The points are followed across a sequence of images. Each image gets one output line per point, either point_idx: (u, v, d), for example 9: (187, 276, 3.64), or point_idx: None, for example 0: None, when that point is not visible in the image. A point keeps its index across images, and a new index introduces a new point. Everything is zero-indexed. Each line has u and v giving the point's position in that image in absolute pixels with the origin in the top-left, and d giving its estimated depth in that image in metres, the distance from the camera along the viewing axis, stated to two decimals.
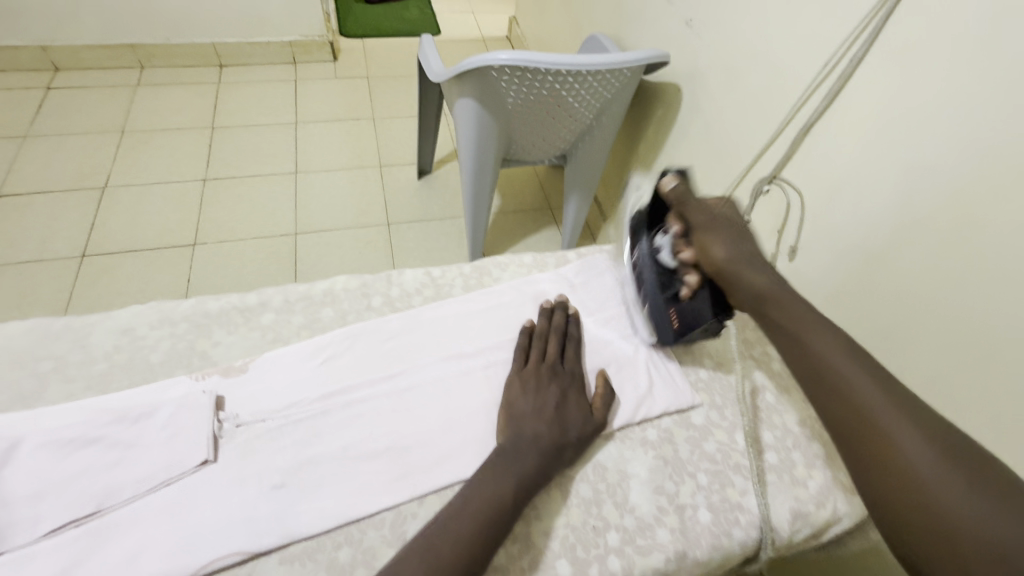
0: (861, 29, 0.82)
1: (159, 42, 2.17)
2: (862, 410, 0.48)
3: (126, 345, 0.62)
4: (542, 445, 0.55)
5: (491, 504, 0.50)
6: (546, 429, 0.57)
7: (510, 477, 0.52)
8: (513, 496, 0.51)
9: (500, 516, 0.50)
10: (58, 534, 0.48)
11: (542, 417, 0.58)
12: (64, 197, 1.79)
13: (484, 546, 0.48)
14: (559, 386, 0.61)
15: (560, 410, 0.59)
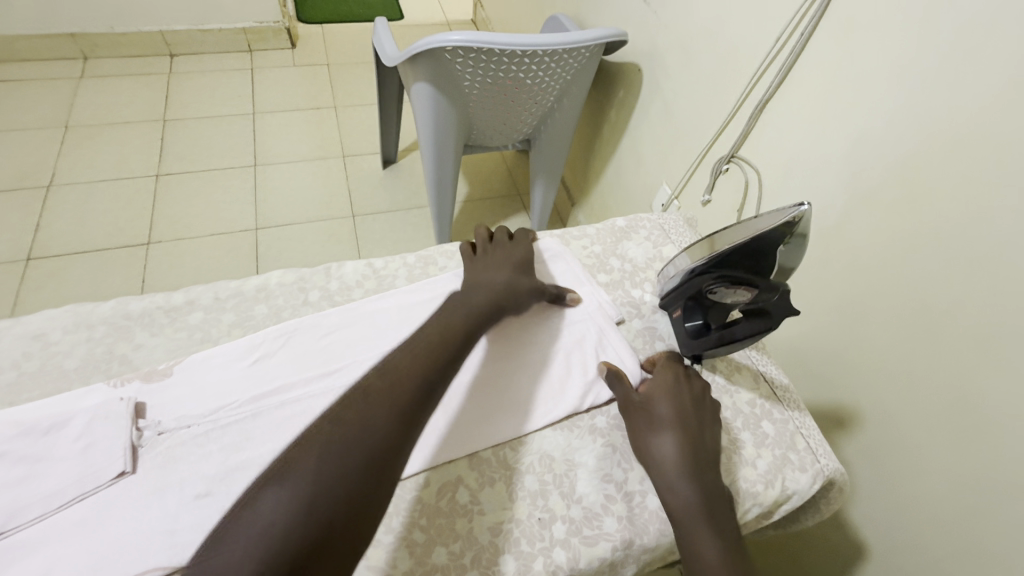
0: (809, 3, 0.81)
1: (102, 31, 2.05)
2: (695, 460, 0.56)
3: (37, 353, 0.58)
4: (503, 288, 0.65)
5: (423, 364, 0.53)
6: (506, 277, 0.67)
7: (432, 341, 0.55)
8: (440, 358, 0.54)
9: (431, 371, 0.52)
10: None
11: (502, 270, 0.68)
12: (5, 197, 1.70)
13: (417, 395, 0.50)
14: (506, 251, 0.71)
15: (520, 268, 0.69)
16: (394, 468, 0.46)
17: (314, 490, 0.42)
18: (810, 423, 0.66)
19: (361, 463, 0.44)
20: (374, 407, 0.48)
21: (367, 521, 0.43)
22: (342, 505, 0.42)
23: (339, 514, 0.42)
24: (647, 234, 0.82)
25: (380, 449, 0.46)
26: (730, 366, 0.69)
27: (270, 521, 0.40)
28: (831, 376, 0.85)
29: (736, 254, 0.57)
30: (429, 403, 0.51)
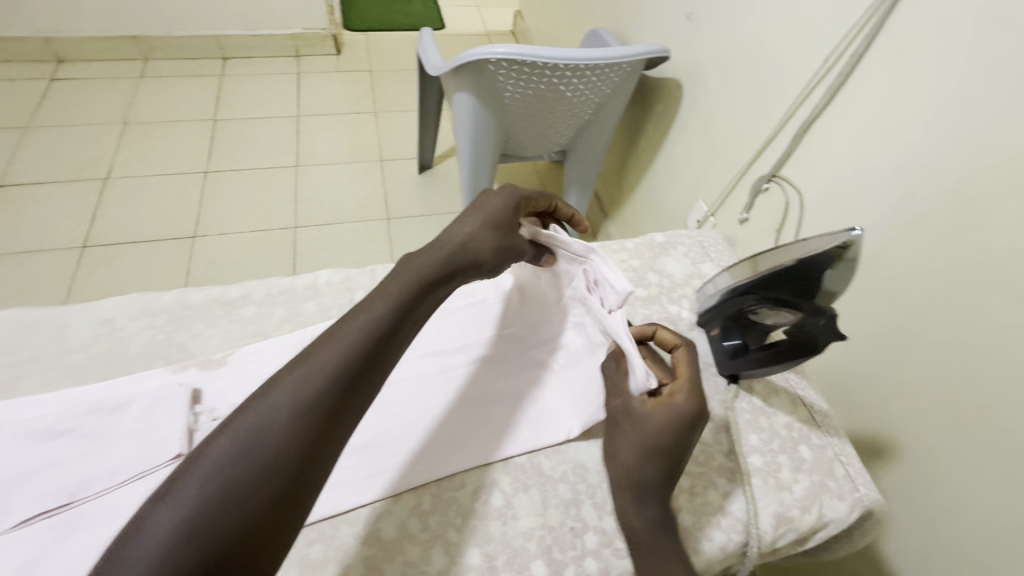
0: (860, 27, 0.81)
1: (162, 34, 2.17)
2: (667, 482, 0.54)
3: (104, 336, 0.61)
4: (475, 249, 0.57)
5: (341, 351, 0.45)
6: (477, 235, 0.58)
7: (356, 324, 0.47)
8: (367, 339, 0.46)
9: (349, 359, 0.45)
10: (27, 526, 0.48)
11: (477, 227, 0.58)
12: (67, 188, 1.80)
13: (336, 388, 0.43)
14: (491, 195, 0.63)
15: (500, 229, 0.60)
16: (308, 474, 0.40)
17: (211, 507, 0.36)
18: (850, 451, 0.64)
19: (262, 476, 0.38)
20: (279, 405, 0.41)
21: (274, 538, 0.38)
22: (252, 512, 0.37)
23: (250, 527, 0.37)
24: (686, 250, 0.82)
25: (289, 455, 0.40)
26: (767, 388, 0.68)
27: (161, 543, 0.34)
28: (869, 403, 0.83)
29: (779, 277, 0.56)
30: (351, 396, 0.44)
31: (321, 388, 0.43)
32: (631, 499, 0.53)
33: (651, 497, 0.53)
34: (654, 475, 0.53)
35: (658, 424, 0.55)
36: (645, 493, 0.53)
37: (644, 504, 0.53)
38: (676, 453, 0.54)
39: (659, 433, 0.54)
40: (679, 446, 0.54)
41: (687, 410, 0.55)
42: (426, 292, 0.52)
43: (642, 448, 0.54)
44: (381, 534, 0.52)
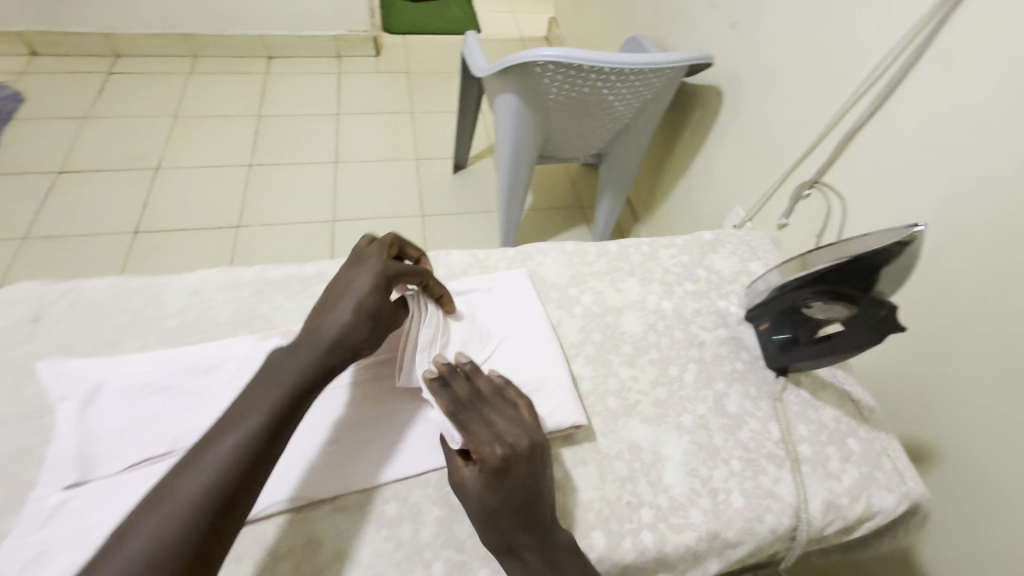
0: (910, 36, 0.82)
1: (212, 33, 2.25)
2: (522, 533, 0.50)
3: (195, 304, 0.67)
4: (353, 343, 0.56)
5: (258, 426, 0.48)
6: (348, 325, 0.56)
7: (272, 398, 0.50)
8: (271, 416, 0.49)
9: (266, 433, 0.48)
10: (137, 469, 0.53)
11: (350, 313, 0.56)
12: (119, 176, 1.85)
13: (248, 462, 0.46)
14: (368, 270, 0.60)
15: (366, 312, 0.57)
16: (223, 544, 0.43)
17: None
18: (897, 447, 0.66)
19: (185, 539, 0.41)
20: (198, 478, 0.44)
21: None
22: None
23: None
24: (733, 249, 0.85)
25: (200, 530, 0.42)
26: (815, 383, 0.70)
27: None
28: (910, 407, 0.83)
29: (837, 271, 0.58)
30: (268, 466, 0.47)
31: (234, 466, 0.45)
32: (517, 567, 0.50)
33: (520, 552, 0.50)
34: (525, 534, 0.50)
35: (493, 482, 0.51)
36: (523, 557, 0.50)
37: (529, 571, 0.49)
38: (529, 499, 0.51)
39: (496, 492, 0.50)
40: (530, 491, 0.51)
41: (514, 453, 0.52)
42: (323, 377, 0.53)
43: (496, 512, 0.50)
44: (452, 496, 0.56)
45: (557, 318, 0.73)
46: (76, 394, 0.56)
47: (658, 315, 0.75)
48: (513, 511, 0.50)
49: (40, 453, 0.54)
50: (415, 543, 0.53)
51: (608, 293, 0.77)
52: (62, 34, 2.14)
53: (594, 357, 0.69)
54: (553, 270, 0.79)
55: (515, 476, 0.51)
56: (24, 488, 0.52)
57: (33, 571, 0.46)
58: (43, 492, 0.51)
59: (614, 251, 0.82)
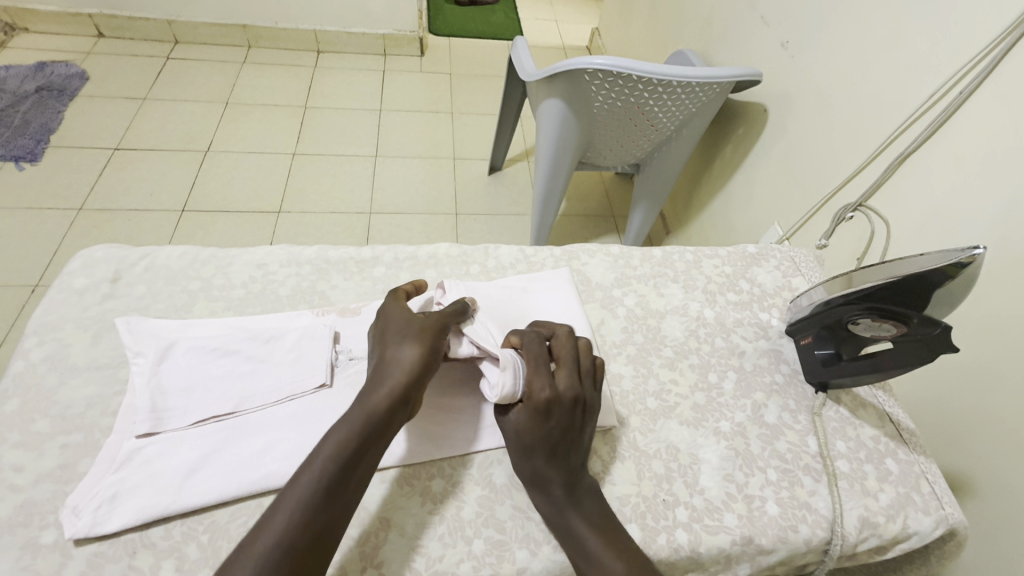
0: (974, 63, 0.80)
1: (267, 25, 2.28)
2: (558, 459, 0.55)
3: (259, 277, 0.71)
4: (397, 358, 0.54)
5: (313, 475, 0.47)
6: (404, 355, 0.54)
7: (327, 443, 0.49)
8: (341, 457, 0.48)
9: (322, 482, 0.47)
10: (203, 425, 0.56)
11: (392, 340, 0.56)
12: (173, 155, 1.89)
13: (318, 508, 0.46)
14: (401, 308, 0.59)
15: (401, 328, 0.57)
16: None
17: None
18: (936, 471, 0.66)
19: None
20: (269, 527, 0.45)
21: None
22: None
23: None
24: (777, 264, 0.86)
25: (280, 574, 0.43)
26: (853, 401, 0.70)
27: None
28: (945, 438, 0.82)
29: (887, 290, 0.59)
30: (331, 507, 0.47)
31: (304, 514, 0.46)
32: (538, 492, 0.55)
33: (551, 474, 0.54)
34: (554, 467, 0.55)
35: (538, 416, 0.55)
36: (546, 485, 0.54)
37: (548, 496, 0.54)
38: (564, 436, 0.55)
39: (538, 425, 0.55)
40: (567, 431, 0.56)
41: (561, 397, 0.56)
42: (394, 413, 0.52)
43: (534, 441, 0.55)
44: (493, 478, 0.58)
45: (601, 316, 0.75)
46: (151, 352, 0.60)
47: (700, 323, 0.76)
48: (553, 442, 0.55)
49: (117, 404, 0.58)
50: (456, 518, 0.55)
51: (651, 297, 0.79)
52: (128, 18, 2.19)
53: (636, 358, 0.71)
54: (597, 271, 0.81)
55: (558, 415, 0.55)
56: (100, 435, 0.56)
57: (107, 511, 0.50)
58: (117, 439, 0.55)
59: (659, 257, 0.84)
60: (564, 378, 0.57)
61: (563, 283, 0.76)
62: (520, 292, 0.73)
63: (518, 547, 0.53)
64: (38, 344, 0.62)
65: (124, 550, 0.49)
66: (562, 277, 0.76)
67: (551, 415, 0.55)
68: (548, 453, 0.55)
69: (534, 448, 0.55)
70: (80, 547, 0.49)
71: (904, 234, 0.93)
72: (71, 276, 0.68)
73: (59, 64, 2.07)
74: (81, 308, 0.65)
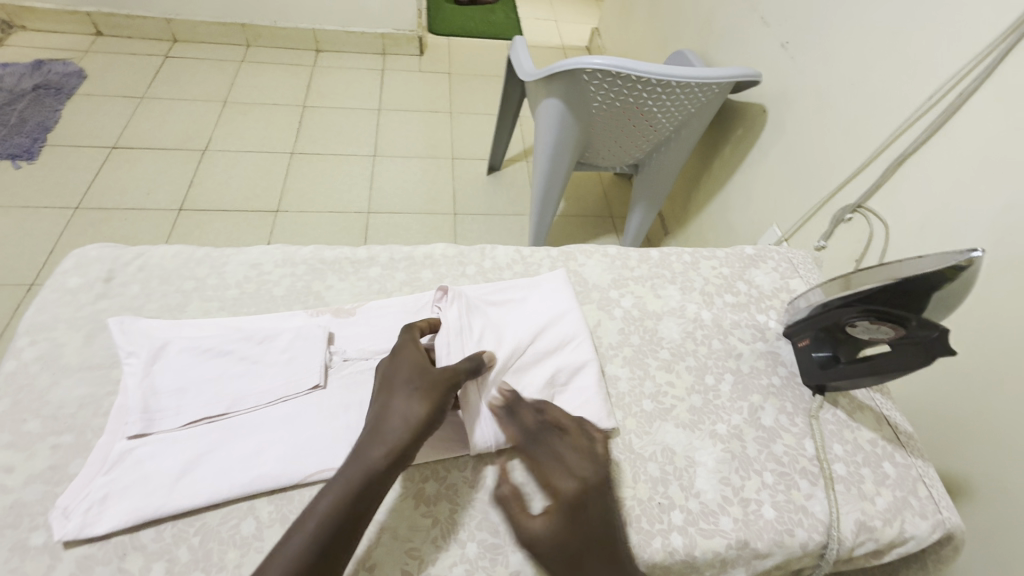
0: (973, 65, 0.80)
1: (266, 24, 2.27)
2: (609, 569, 0.50)
3: (254, 277, 0.71)
4: (405, 413, 0.53)
5: (304, 536, 0.45)
6: (410, 409, 0.53)
7: (323, 499, 0.47)
8: (336, 514, 0.47)
9: (316, 538, 0.45)
10: (195, 427, 0.56)
11: (400, 391, 0.54)
12: (171, 154, 1.88)
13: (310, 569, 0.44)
14: (415, 354, 0.58)
15: (412, 377, 0.55)
16: None
17: None
18: (933, 475, 0.65)
19: None
20: None
21: None
22: None
23: None
24: (775, 265, 0.86)
25: None
26: (851, 404, 0.70)
27: None
28: (943, 441, 0.81)
29: (884, 292, 0.59)
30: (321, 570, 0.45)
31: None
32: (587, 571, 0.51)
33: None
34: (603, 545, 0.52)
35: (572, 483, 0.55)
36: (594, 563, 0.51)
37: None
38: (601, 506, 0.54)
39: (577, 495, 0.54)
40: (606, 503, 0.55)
41: (587, 484, 0.55)
42: (393, 467, 0.51)
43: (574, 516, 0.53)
44: (487, 481, 0.58)
45: (597, 318, 0.75)
46: (144, 352, 0.59)
47: (697, 324, 0.76)
48: (595, 543, 0.51)
49: (109, 404, 0.58)
50: (450, 521, 0.55)
51: (648, 299, 0.78)
52: (127, 17, 2.19)
53: (632, 360, 0.71)
54: (594, 273, 0.80)
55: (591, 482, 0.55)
56: (91, 435, 0.55)
57: (96, 512, 0.49)
58: (109, 440, 0.54)
59: (656, 258, 0.84)
60: (583, 469, 0.56)
61: (559, 284, 0.75)
62: (518, 295, 0.73)
63: (512, 550, 0.53)
64: (30, 343, 0.61)
65: (114, 552, 0.49)
66: (558, 278, 0.76)
67: (581, 513, 0.53)
68: (596, 562, 0.50)
69: (578, 561, 0.50)
70: (70, 549, 0.48)
71: (902, 235, 0.93)
72: (64, 275, 0.68)
73: (56, 62, 2.07)
74: (75, 307, 0.65)
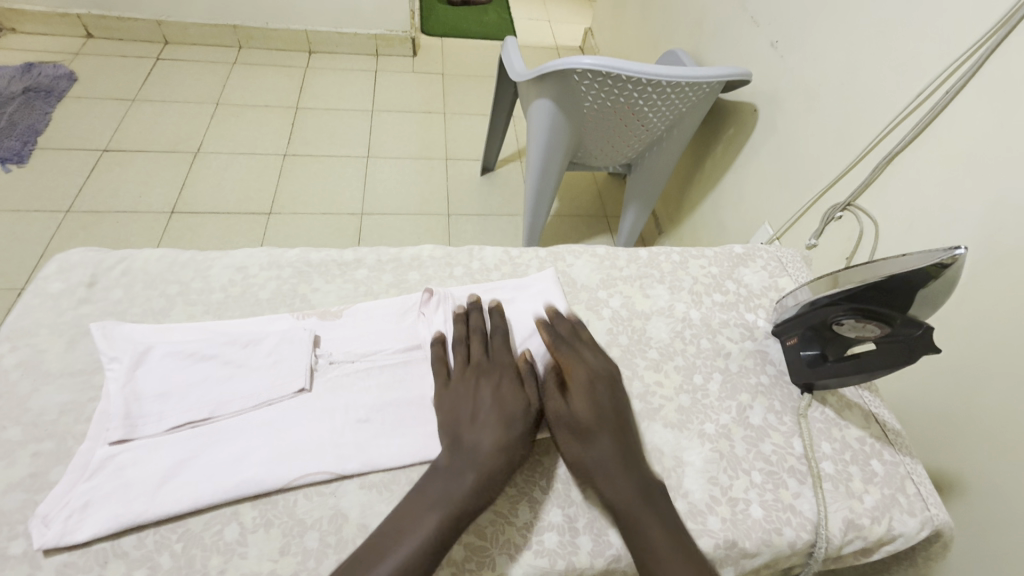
0: (959, 63, 0.80)
1: (258, 25, 2.26)
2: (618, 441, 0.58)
3: (239, 280, 0.70)
4: (456, 411, 0.57)
5: (399, 561, 0.46)
6: (498, 443, 0.55)
7: (419, 528, 0.49)
8: (430, 544, 0.48)
9: (409, 567, 0.46)
10: (178, 432, 0.55)
11: (447, 400, 0.58)
12: (162, 156, 1.87)
13: None
14: (491, 383, 0.59)
15: (496, 409, 0.57)
16: None
17: None
18: (922, 472, 0.65)
19: None
20: None
21: None
22: None
23: None
24: (764, 263, 0.86)
25: None
26: (839, 402, 0.70)
27: None
28: (933, 437, 0.81)
29: (870, 289, 0.59)
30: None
31: None
32: (599, 475, 0.55)
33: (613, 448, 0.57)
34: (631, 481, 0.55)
35: (578, 388, 0.60)
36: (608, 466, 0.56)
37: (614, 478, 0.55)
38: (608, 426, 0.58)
39: (579, 398, 0.59)
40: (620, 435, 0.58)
41: (599, 373, 0.62)
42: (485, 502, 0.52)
43: (596, 456, 0.56)
44: None
45: (586, 318, 0.74)
46: (126, 356, 0.59)
47: (686, 324, 0.76)
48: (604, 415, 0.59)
49: (91, 410, 0.57)
50: None
51: (636, 298, 0.78)
52: (117, 19, 2.17)
53: (621, 360, 0.71)
54: (582, 273, 0.80)
55: (600, 406, 0.59)
56: (73, 442, 0.55)
57: (77, 520, 0.49)
58: (90, 446, 0.54)
59: (645, 258, 0.83)
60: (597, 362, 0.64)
61: (548, 284, 0.74)
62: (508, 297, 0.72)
63: (499, 553, 0.53)
64: (11, 350, 0.60)
65: (95, 560, 0.48)
66: (546, 278, 0.75)
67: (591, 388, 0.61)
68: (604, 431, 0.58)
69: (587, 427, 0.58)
70: (49, 558, 0.48)
71: (892, 233, 0.93)
72: (47, 280, 0.67)
73: (46, 64, 2.05)
74: (56, 313, 0.64)
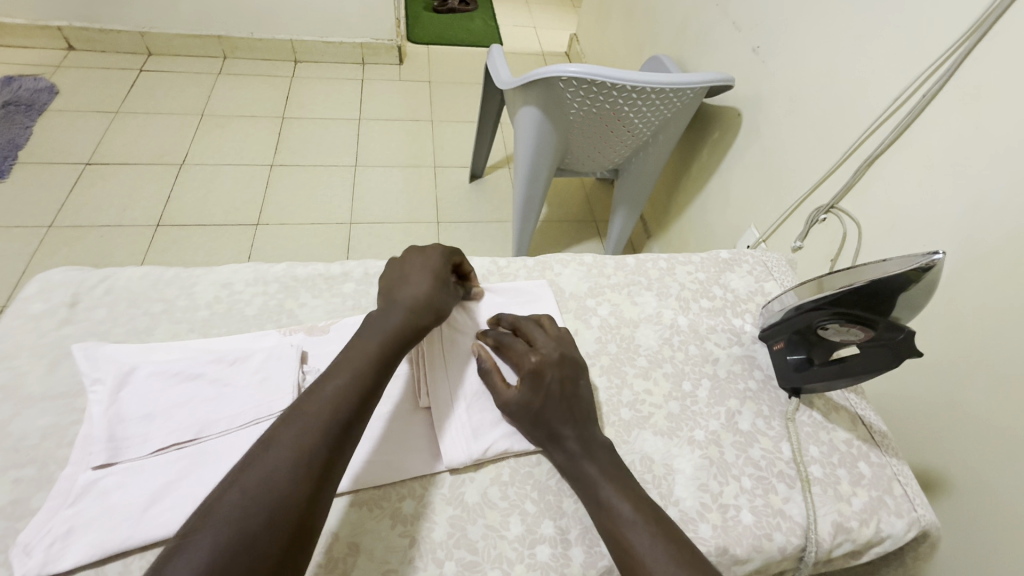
0: (935, 67, 0.82)
1: (243, 35, 2.25)
2: (613, 463, 0.57)
3: (225, 297, 0.70)
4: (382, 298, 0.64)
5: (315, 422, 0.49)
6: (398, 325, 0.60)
7: (331, 391, 0.52)
8: (343, 406, 0.51)
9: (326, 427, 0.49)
10: (164, 453, 0.55)
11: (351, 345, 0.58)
12: (146, 169, 1.85)
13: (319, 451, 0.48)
14: (408, 281, 0.65)
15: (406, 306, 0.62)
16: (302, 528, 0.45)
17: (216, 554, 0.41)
18: (908, 473, 0.66)
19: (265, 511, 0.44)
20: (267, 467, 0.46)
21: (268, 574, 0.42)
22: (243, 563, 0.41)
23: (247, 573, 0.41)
24: (750, 268, 0.87)
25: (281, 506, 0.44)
26: (826, 406, 0.71)
27: None
28: (919, 435, 0.83)
29: (854, 293, 0.59)
30: (310, 510, 0.45)
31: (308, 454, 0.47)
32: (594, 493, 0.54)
33: (613, 475, 0.55)
34: (625, 505, 0.53)
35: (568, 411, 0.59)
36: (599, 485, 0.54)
37: (607, 499, 0.53)
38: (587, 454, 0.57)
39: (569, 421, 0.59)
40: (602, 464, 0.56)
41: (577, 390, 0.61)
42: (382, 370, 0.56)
43: (589, 493, 0.55)
44: (465, 497, 0.57)
45: (575, 327, 0.75)
46: (110, 378, 0.58)
47: (674, 331, 0.76)
48: (600, 443, 0.58)
49: (74, 433, 0.56)
50: (427, 540, 0.54)
51: (625, 306, 0.78)
52: (101, 31, 2.16)
53: (610, 369, 0.71)
54: (570, 281, 0.80)
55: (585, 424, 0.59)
56: (55, 467, 0.54)
57: (60, 547, 0.48)
58: (72, 471, 0.53)
59: (633, 265, 0.84)
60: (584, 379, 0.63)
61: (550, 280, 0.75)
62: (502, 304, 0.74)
63: (491, 568, 0.53)
64: None
65: None
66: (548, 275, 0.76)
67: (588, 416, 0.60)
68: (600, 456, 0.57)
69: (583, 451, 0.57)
70: None
71: (874, 235, 0.94)
72: (28, 301, 0.66)
73: (27, 77, 2.03)
74: (37, 334, 0.63)
